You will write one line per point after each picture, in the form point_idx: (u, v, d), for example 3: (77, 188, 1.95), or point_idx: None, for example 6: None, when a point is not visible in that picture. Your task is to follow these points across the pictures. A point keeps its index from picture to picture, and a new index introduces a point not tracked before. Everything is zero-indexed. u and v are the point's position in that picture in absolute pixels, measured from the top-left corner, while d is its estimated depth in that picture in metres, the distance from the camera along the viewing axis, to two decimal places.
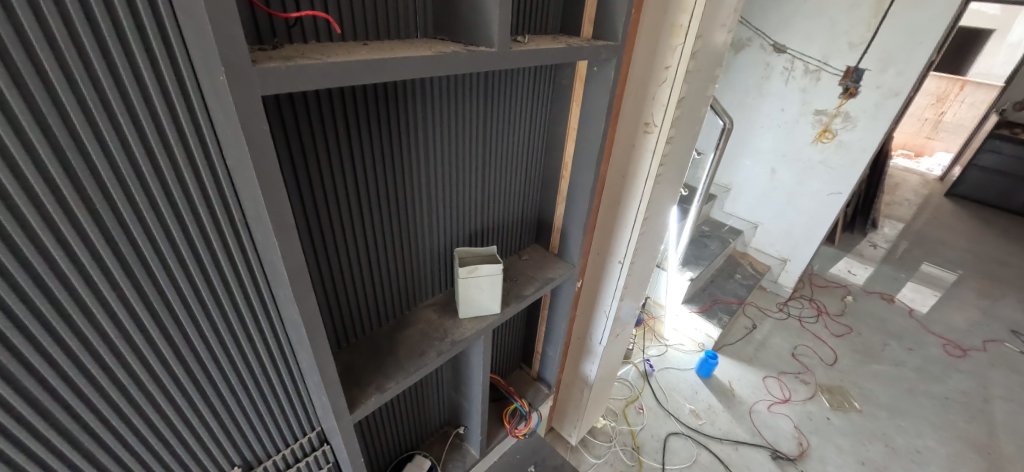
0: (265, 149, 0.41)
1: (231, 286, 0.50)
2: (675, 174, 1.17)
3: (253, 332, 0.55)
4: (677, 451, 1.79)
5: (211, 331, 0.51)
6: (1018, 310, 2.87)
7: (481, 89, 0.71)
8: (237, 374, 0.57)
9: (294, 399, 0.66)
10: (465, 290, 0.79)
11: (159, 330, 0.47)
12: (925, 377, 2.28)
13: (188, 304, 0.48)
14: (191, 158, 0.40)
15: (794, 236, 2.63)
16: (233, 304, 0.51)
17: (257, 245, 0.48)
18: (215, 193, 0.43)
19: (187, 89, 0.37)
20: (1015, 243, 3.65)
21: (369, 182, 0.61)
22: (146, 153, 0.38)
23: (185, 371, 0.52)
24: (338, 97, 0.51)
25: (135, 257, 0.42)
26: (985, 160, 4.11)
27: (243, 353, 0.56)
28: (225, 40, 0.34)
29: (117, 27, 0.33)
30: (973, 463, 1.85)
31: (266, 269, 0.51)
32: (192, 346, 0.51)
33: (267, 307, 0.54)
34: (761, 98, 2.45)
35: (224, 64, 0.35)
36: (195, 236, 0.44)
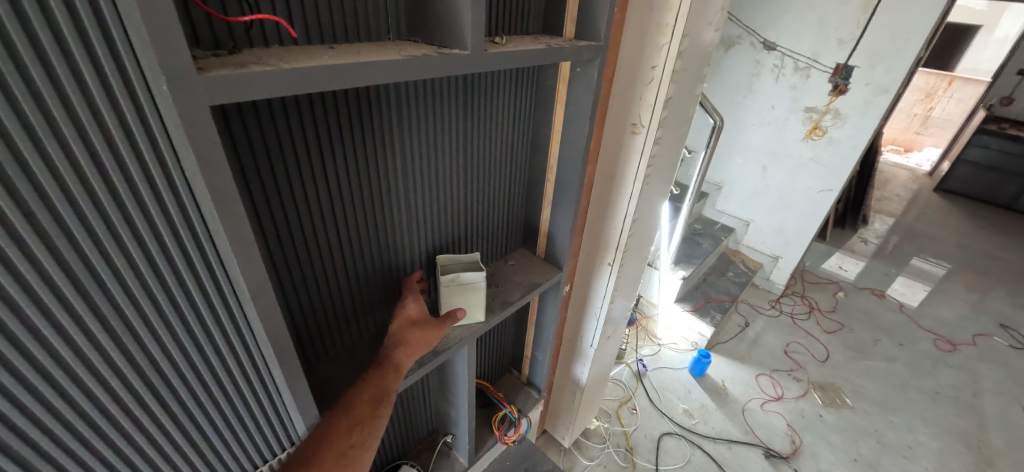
0: (216, 163, 0.39)
1: (204, 318, 0.46)
2: (665, 173, 1.15)
3: (235, 366, 0.51)
4: (671, 451, 1.78)
5: (187, 368, 0.47)
6: (1006, 303, 2.90)
7: (461, 91, 0.69)
8: (221, 410, 0.53)
9: (281, 432, 0.62)
10: (448, 298, 0.78)
11: (125, 375, 0.42)
12: (917, 372, 2.29)
13: (161, 342, 0.43)
14: (155, 190, 0.37)
15: (785, 233, 2.63)
16: (208, 337, 0.47)
17: (230, 273, 0.45)
18: (182, 216, 0.39)
19: (146, 116, 0.34)
20: (1003, 237, 3.69)
21: (343, 190, 0.59)
22: (109, 192, 0.34)
23: (164, 414, 0.47)
24: (304, 103, 0.49)
25: (107, 305, 0.38)
26: (973, 155, 4.14)
27: (225, 386, 0.52)
28: (163, 51, 0.32)
29: (59, 35, 0.28)
30: (963, 458, 1.86)
31: (241, 298, 0.47)
32: (167, 387, 0.46)
33: (246, 338, 0.51)
34: (751, 96, 2.45)
35: (166, 74, 0.33)
36: (166, 273, 0.40)
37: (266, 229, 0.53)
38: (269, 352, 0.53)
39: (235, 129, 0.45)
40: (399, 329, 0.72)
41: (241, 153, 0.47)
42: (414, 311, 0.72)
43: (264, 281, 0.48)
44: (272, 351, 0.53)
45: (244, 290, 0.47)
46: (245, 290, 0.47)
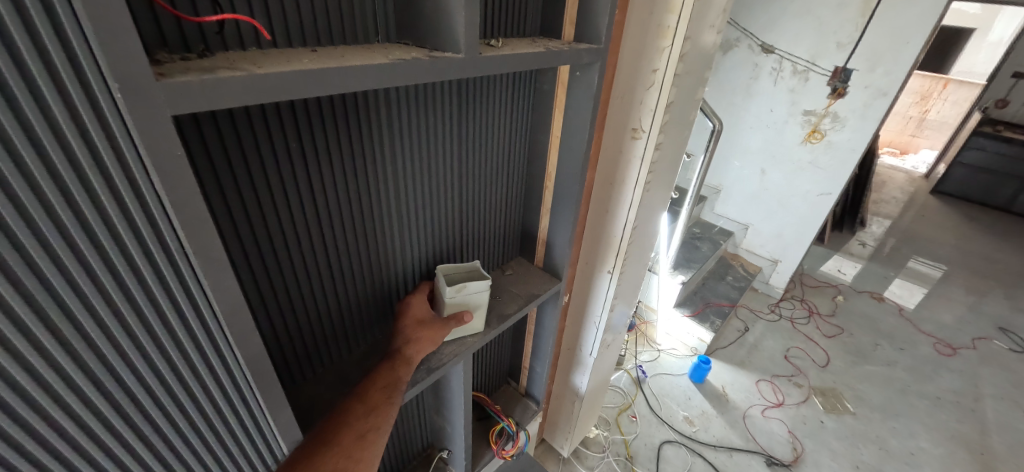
0: (185, 177, 0.35)
1: (180, 341, 0.42)
2: (665, 179, 1.12)
3: (217, 391, 0.48)
4: (671, 460, 1.75)
5: (162, 396, 0.43)
6: (1004, 306, 2.89)
7: (455, 98, 0.66)
8: (202, 437, 0.49)
9: (265, 458, 0.58)
10: (451, 309, 0.75)
11: (94, 408, 0.38)
12: (917, 377, 2.28)
13: (133, 371, 0.39)
14: (123, 210, 0.33)
15: (784, 237, 2.61)
16: (184, 361, 0.43)
17: (208, 294, 0.42)
18: (151, 234, 0.36)
19: (109, 127, 0.30)
20: (999, 239, 3.69)
21: (328, 203, 0.56)
22: (71, 213, 0.31)
23: (141, 444, 0.43)
24: (285, 110, 0.46)
25: (74, 336, 0.34)
26: (969, 157, 4.15)
27: (206, 412, 0.48)
28: (120, 55, 0.28)
29: (2, 33, 0.24)
30: (966, 464, 1.84)
31: (221, 319, 0.44)
32: (141, 418, 0.42)
33: (227, 362, 0.47)
34: (750, 99, 2.43)
35: (119, 81, 0.29)
36: (139, 298, 0.37)
37: (244, 245, 0.50)
38: (249, 376, 0.49)
39: (207, 137, 0.42)
40: (406, 327, 0.71)
41: (215, 164, 0.43)
42: (420, 310, 0.73)
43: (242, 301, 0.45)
44: (251, 374, 0.49)
45: (220, 312, 0.43)
46: (219, 311, 0.43)
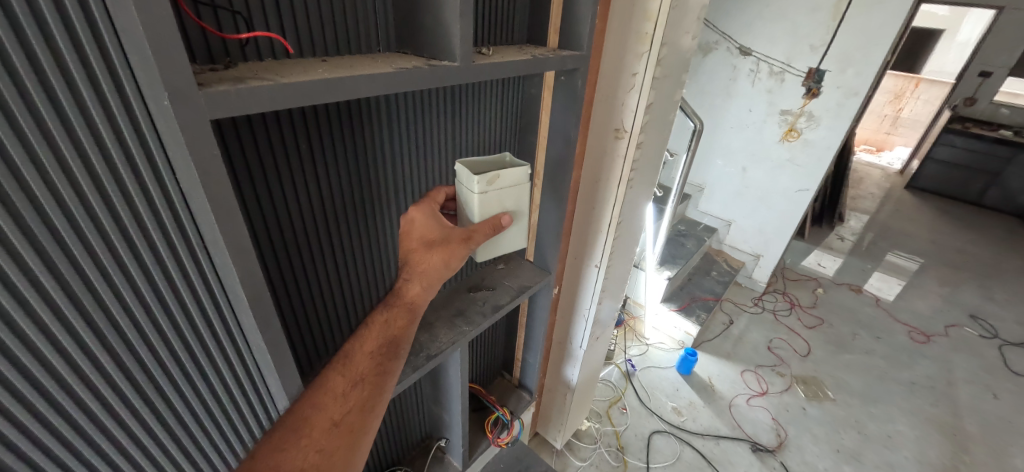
0: (215, 174, 0.40)
1: (200, 324, 0.45)
2: (648, 174, 1.18)
3: (229, 373, 0.51)
4: (661, 449, 1.81)
5: (183, 379, 0.46)
6: (976, 295, 3.03)
7: (449, 98, 0.70)
8: (218, 415, 0.52)
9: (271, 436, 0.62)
10: (482, 205, 0.71)
11: (125, 392, 0.41)
12: (894, 364, 2.38)
13: (155, 355, 0.42)
14: (151, 205, 0.37)
15: (765, 232, 2.71)
16: (203, 344, 0.47)
17: (223, 280, 0.45)
18: (174, 227, 0.39)
19: (142, 131, 0.34)
20: (971, 231, 3.85)
21: (336, 201, 0.60)
22: (108, 209, 0.34)
23: (160, 428, 0.46)
24: (299, 119, 0.51)
25: (107, 324, 0.37)
26: (941, 154, 4.32)
27: (222, 391, 0.51)
28: (165, 67, 0.33)
29: (53, 45, 0.28)
30: (939, 446, 1.94)
31: (233, 304, 0.48)
32: (165, 400, 0.45)
33: (238, 344, 0.51)
34: (729, 100, 2.52)
35: (168, 89, 0.34)
36: (162, 288, 0.40)
37: (263, 245, 0.54)
38: (263, 356, 0.53)
39: (230, 143, 0.46)
40: (414, 249, 0.68)
41: (238, 170, 0.48)
42: (420, 229, 0.68)
43: (262, 288, 0.49)
44: (266, 355, 0.53)
45: (241, 296, 0.47)
46: (236, 297, 0.47)
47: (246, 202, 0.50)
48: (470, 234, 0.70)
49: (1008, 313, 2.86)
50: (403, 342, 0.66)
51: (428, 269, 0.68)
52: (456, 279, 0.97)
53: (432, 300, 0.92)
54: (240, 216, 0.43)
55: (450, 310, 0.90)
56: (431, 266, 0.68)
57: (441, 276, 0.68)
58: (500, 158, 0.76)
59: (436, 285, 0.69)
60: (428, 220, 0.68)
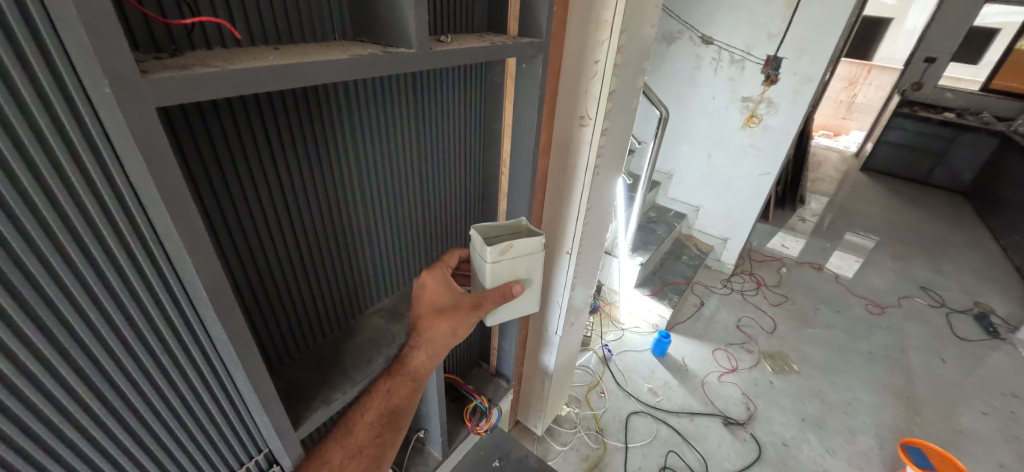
0: (166, 164, 0.38)
1: (154, 316, 0.44)
2: (614, 160, 1.20)
3: (193, 369, 0.50)
4: (638, 429, 1.87)
5: (137, 371, 0.45)
6: (925, 268, 3.23)
7: (410, 88, 0.70)
8: (178, 409, 0.51)
9: (243, 433, 0.60)
10: (495, 273, 0.79)
11: (76, 384, 0.40)
12: (852, 335, 2.52)
13: (104, 344, 0.41)
14: (97, 196, 0.36)
15: (731, 216, 2.81)
16: (159, 336, 0.46)
17: (180, 275, 0.44)
18: (125, 219, 0.38)
19: (82, 118, 0.33)
20: (919, 209, 4.10)
21: (299, 195, 0.60)
22: (47, 199, 0.33)
23: (113, 418, 0.45)
24: (253, 105, 0.49)
25: (53, 316, 0.37)
26: (893, 136, 4.57)
27: (183, 386, 0.50)
28: (105, 52, 0.32)
29: None
30: (894, 409, 2.07)
31: (193, 300, 0.46)
32: (117, 391, 0.44)
33: (200, 341, 0.49)
34: (694, 88, 2.59)
35: (109, 76, 0.33)
36: (112, 280, 0.40)
37: (222, 237, 0.53)
38: (229, 354, 0.52)
39: (180, 132, 0.45)
40: (423, 315, 0.76)
41: (190, 159, 0.46)
42: (431, 297, 0.78)
43: (223, 281, 0.47)
44: (232, 353, 0.52)
45: (200, 291, 0.46)
46: (195, 292, 0.46)
47: (202, 195, 0.49)
48: (479, 301, 0.79)
49: (954, 283, 3.08)
50: (402, 413, 0.72)
51: (434, 338, 0.75)
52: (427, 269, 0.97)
53: (404, 291, 0.92)
54: (195, 208, 0.42)
55: None
56: (438, 335, 0.75)
57: (448, 342, 0.76)
58: (516, 224, 0.85)
59: (440, 353, 0.76)
60: (439, 290, 0.78)
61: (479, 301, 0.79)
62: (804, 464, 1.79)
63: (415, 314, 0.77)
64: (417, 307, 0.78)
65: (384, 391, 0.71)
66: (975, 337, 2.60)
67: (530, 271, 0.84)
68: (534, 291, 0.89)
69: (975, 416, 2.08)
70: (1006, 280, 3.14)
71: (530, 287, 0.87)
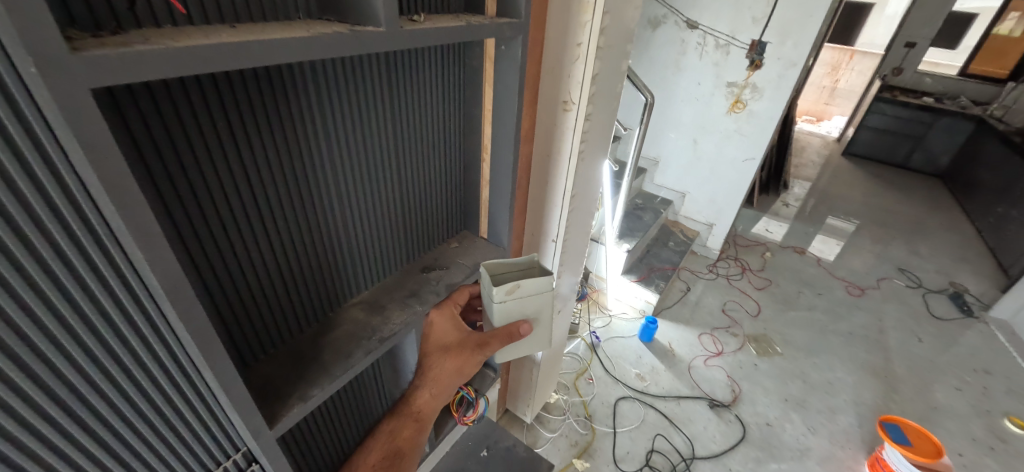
0: (109, 152, 0.35)
1: (111, 314, 0.41)
2: (599, 146, 1.19)
3: (159, 368, 0.47)
4: (626, 414, 1.89)
5: (96, 371, 0.42)
6: (903, 250, 3.31)
7: (384, 72, 0.67)
8: (145, 409, 0.49)
9: (218, 432, 0.58)
10: (503, 310, 0.88)
11: (27, 386, 0.38)
12: (833, 317, 2.58)
13: (58, 342, 0.39)
14: (38, 187, 0.33)
15: (717, 202, 2.83)
16: (119, 334, 0.43)
17: (137, 272, 0.41)
18: (72, 212, 0.35)
19: (11, 99, 0.30)
20: (898, 193, 4.19)
21: (266, 182, 0.57)
22: None
23: (74, 419, 0.43)
24: (207, 82, 0.46)
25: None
26: (873, 121, 4.64)
27: (150, 385, 0.48)
28: (25, 25, 0.28)
29: None
30: (873, 387, 2.14)
31: (153, 298, 0.43)
32: (78, 391, 0.42)
33: (166, 340, 0.46)
34: (679, 73, 2.57)
35: (31, 54, 0.29)
36: (62, 275, 0.37)
37: (182, 227, 0.49)
38: (194, 354, 0.48)
39: (129, 116, 0.41)
40: (430, 355, 0.86)
41: (140, 143, 0.43)
42: (437, 334, 0.86)
43: (182, 276, 0.44)
44: (198, 352, 0.48)
45: (157, 288, 0.42)
46: (155, 288, 0.42)
47: (158, 185, 0.45)
48: (486, 340, 0.88)
49: (930, 264, 3.16)
50: (404, 454, 0.83)
51: (438, 378, 0.85)
52: (408, 260, 0.95)
53: (384, 283, 0.90)
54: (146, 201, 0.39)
55: (402, 291, 0.88)
56: (442, 375, 0.85)
57: (450, 382, 0.86)
58: (525, 262, 0.94)
59: (444, 394, 0.86)
60: (446, 329, 0.87)
61: (486, 340, 0.88)
62: (787, 444, 1.84)
63: (425, 351, 0.86)
64: (427, 344, 0.87)
65: (389, 433, 0.83)
66: (950, 316, 2.68)
67: (536, 309, 0.93)
68: (540, 329, 0.98)
69: (949, 392, 2.15)
70: (979, 260, 3.24)
71: (536, 324, 0.96)
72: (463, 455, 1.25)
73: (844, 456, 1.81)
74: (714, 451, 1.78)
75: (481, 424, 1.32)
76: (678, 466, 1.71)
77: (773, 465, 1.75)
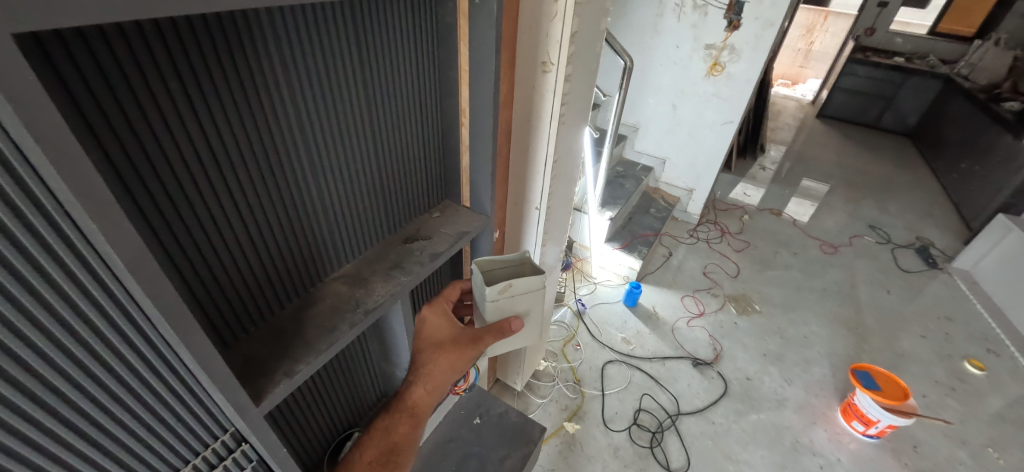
0: (46, 110, 0.30)
1: (71, 296, 0.37)
2: (580, 109, 1.16)
3: (129, 350, 0.44)
4: (614, 377, 1.95)
5: (62, 357, 0.39)
6: (873, 208, 3.44)
7: (351, 27, 0.62)
8: (121, 394, 0.46)
9: (206, 411, 0.55)
10: (496, 308, 0.88)
11: None
12: (808, 274, 2.68)
13: (17, 331, 0.35)
14: None
15: (696, 167, 2.86)
16: (84, 316, 0.39)
17: (96, 249, 0.37)
18: (11, 183, 0.31)
19: None
20: (870, 153, 4.30)
21: (230, 146, 0.53)
22: None
23: (45, 412, 0.40)
24: (150, 31, 0.42)
25: None
26: (846, 83, 4.71)
27: (123, 370, 0.44)
28: None
29: None
30: (844, 338, 2.25)
31: (117, 275, 0.39)
32: (44, 381, 0.38)
33: (133, 320, 0.43)
34: (657, 37, 2.53)
35: None
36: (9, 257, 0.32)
37: (140, 195, 0.46)
38: (167, 332, 0.45)
39: (62, 67, 0.37)
40: (424, 351, 0.86)
41: (81, 101, 0.39)
42: (428, 328, 0.88)
43: (144, 248, 0.40)
44: (171, 331, 0.45)
45: (119, 263, 0.38)
46: (120, 263, 0.38)
47: (110, 152, 0.42)
48: (479, 336, 0.87)
49: (899, 220, 3.29)
50: (401, 450, 0.81)
51: (433, 373, 0.84)
52: (390, 232, 0.92)
53: (367, 255, 0.87)
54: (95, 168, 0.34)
55: (385, 263, 0.86)
56: (437, 370, 0.84)
57: (447, 378, 0.84)
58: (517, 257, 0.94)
59: (439, 390, 0.84)
60: (438, 323, 0.88)
61: (479, 335, 0.87)
62: (766, 395, 1.93)
63: (420, 348, 0.86)
64: (422, 341, 0.87)
65: (385, 429, 0.81)
66: (916, 268, 2.82)
67: (528, 306, 0.93)
68: (531, 324, 0.98)
69: (914, 339, 2.29)
70: (944, 214, 3.39)
71: (526, 319, 0.95)
72: (456, 425, 1.27)
73: (818, 403, 1.92)
74: (698, 406, 1.86)
75: (473, 392, 1.33)
76: (664, 422, 1.78)
77: (753, 415, 1.84)
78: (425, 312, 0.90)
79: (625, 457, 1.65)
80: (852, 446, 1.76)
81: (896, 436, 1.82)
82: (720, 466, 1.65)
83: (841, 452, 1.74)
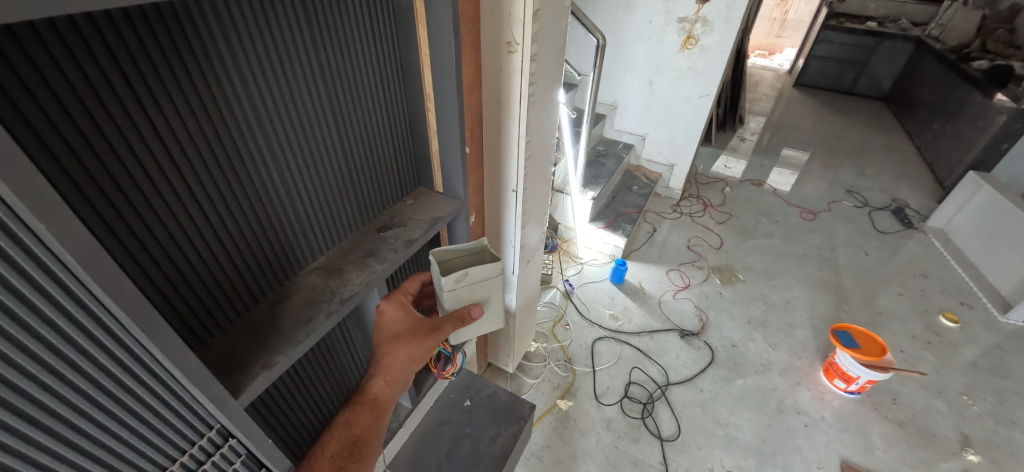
0: None
1: (33, 300, 0.36)
2: (548, 87, 1.15)
3: (103, 354, 0.43)
4: (603, 353, 1.99)
5: (35, 367, 0.38)
6: (851, 173, 3.50)
7: (302, 15, 0.61)
8: (102, 400, 0.45)
9: (190, 408, 0.55)
10: (455, 297, 0.89)
11: None
12: (789, 241, 2.74)
13: None
14: None
15: (676, 142, 2.88)
16: (49, 322, 0.38)
17: (47, 250, 0.36)
18: None
19: None
20: (847, 118, 4.36)
21: (186, 143, 0.53)
22: None
23: (28, 424, 0.39)
24: (89, 30, 0.40)
25: None
26: (822, 50, 4.74)
27: (98, 373, 0.44)
28: None
29: None
30: (825, 300, 2.32)
31: (74, 277, 0.38)
32: (14, 392, 0.37)
33: (102, 323, 0.42)
34: (630, 13, 2.51)
35: None
36: None
37: (95, 198, 0.45)
38: (137, 332, 0.45)
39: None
40: (385, 342, 0.86)
41: (21, 106, 0.38)
42: (387, 318, 0.88)
43: (97, 245, 0.39)
44: (142, 331, 0.45)
45: (74, 262, 0.38)
46: (75, 263, 0.38)
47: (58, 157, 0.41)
48: (439, 325, 0.88)
49: (876, 183, 3.36)
50: (364, 442, 0.81)
51: (392, 365, 0.84)
52: (364, 221, 0.92)
53: (340, 246, 0.87)
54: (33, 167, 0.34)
55: (360, 252, 0.87)
56: (397, 362, 0.84)
57: (407, 367, 0.85)
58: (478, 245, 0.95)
59: (401, 381, 0.85)
60: (395, 311, 0.87)
61: (438, 324, 0.88)
62: (751, 360, 1.99)
63: (377, 341, 0.86)
64: (380, 333, 0.87)
65: (347, 422, 0.82)
66: (893, 229, 2.90)
67: (488, 293, 0.94)
68: (494, 311, 0.99)
69: (891, 298, 2.36)
70: (918, 175, 3.47)
71: (488, 306, 0.96)
72: (448, 408, 1.29)
73: (802, 365, 1.98)
74: (686, 376, 1.91)
75: (462, 376, 1.35)
76: (654, 393, 1.83)
77: (740, 380, 1.90)
78: (383, 303, 0.89)
79: (617, 429, 1.69)
80: (835, 403, 1.83)
81: (876, 391, 1.89)
82: (710, 431, 1.70)
83: (825, 409, 1.80)
